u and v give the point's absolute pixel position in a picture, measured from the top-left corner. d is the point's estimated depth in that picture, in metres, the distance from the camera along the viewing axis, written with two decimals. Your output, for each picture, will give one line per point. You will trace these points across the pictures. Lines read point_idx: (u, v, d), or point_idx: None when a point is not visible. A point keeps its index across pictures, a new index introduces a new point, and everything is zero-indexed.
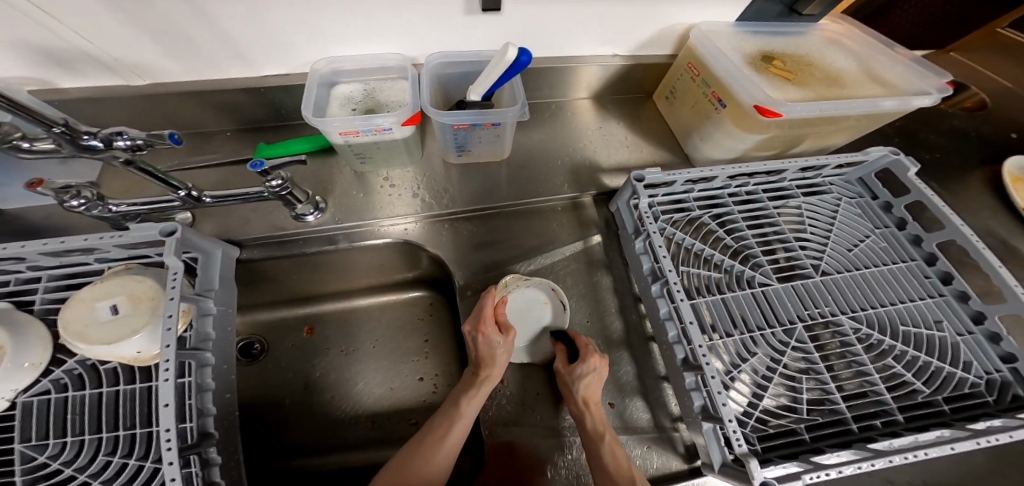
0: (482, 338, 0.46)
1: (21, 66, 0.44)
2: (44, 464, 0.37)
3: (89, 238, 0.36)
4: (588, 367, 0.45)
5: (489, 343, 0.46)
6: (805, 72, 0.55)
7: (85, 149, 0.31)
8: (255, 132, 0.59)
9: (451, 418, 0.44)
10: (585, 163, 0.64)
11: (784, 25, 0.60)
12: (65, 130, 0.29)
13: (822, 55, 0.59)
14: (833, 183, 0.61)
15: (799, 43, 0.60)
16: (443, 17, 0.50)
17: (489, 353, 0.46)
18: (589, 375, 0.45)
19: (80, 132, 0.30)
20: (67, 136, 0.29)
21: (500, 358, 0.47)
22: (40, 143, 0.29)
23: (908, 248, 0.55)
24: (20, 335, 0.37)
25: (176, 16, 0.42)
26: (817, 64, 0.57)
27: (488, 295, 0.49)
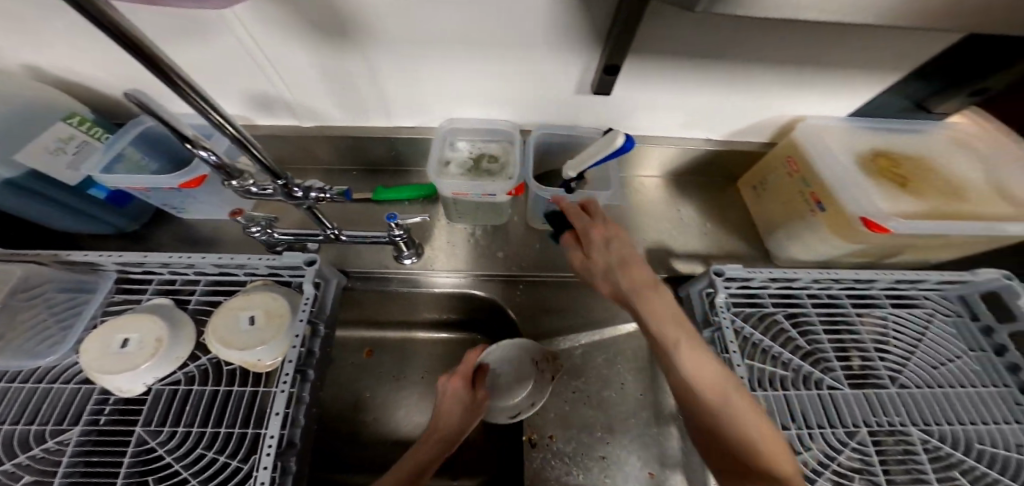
0: (450, 387, 0.48)
1: (233, 106, 0.56)
2: (151, 449, 0.42)
3: (250, 257, 0.46)
4: (682, 352, 0.36)
5: (453, 400, 0.48)
6: (923, 179, 0.53)
7: (291, 198, 0.38)
8: (374, 175, 0.67)
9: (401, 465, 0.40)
10: (659, 249, 0.65)
11: (904, 121, 0.58)
12: (285, 183, 0.36)
13: (946, 160, 0.56)
14: (928, 297, 0.60)
15: (917, 143, 0.58)
16: (559, 95, 0.57)
17: (449, 412, 0.47)
18: (686, 355, 0.36)
19: (292, 185, 0.36)
20: (284, 188, 0.36)
21: (454, 418, 0.46)
22: (263, 190, 0.37)
23: (1003, 374, 0.53)
24: (176, 331, 0.44)
25: (358, 77, 0.52)
26: (939, 171, 0.55)
27: (472, 351, 0.52)
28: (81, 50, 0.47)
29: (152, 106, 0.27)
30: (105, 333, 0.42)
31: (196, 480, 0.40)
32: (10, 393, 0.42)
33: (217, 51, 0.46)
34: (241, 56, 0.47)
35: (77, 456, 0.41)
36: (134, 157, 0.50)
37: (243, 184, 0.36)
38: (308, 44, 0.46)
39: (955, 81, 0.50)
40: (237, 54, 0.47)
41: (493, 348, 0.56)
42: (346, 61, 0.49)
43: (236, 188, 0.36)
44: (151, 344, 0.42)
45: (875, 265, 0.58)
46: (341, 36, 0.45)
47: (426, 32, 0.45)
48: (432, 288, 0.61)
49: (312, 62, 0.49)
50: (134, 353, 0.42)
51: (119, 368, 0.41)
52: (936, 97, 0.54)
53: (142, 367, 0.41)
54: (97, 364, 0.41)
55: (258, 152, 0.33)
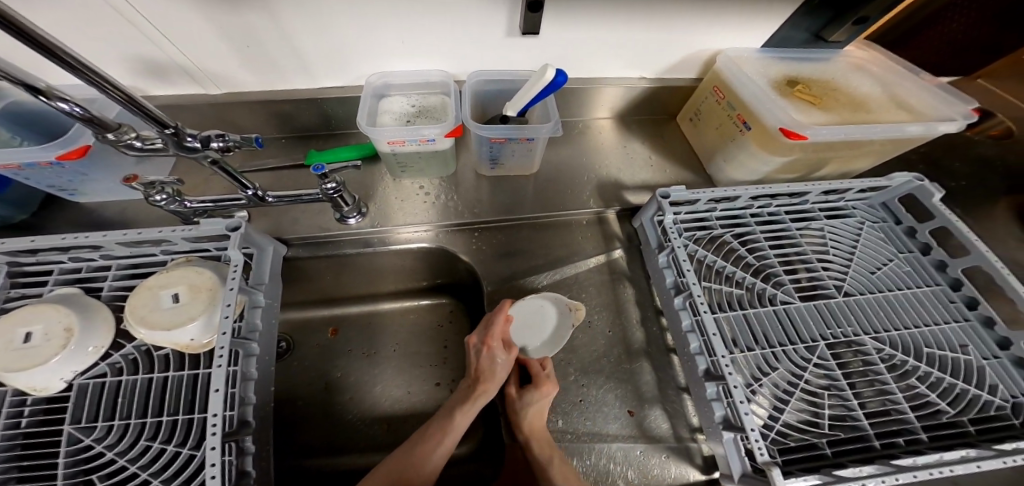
0: (487, 349, 0.50)
1: (122, 75, 0.49)
2: (88, 446, 0.39)
3: (163, 230, 0.40)
4: (537, 394, 0.47)
5: (493, 360, 0.49)
6: (829, 97, 0.56)
7: (185, 149, 0.34)
8: (305, 140, 0.63)
9: (443, 425, 0.47)
10: (610, 179, 0.67)
11: (810, 52, 0.60)
12: (174, 132, 0.33)
13: (847, 80, 0.59)
14: (856, 207, 0.62)
15: (824, 69, 0.60)
16: (486, 39, 0.54)
17: (492, 369, 0.49)
18: (535, 404, 0.47)
19: (184, 134, 0.33)
20: (174, 137, 0.33)
21: (501, 372, 0.49)
22: (151, 143, 0.33)
23: (933, 272, 0.56)
24: (89, 320, 0.40)
25: (259, 33, 0.47)
26: (844, 90, 0.58)
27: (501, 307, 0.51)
28: None
29: None
30: (3, 329, 0.38)
31: (144, 471, 0.38)
32: None
33: (76, 9, 0.40)
34: (109, 14, 0.41)
35: (8, 462, 0.37)
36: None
37: (121, 137, 0.31)
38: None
39: (839, 11, 0.53)
40: (100, 13, 0.41)
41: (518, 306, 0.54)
42: (241, 15, 0.44)
43: (113, 142, 0.31)
44: (60, 334, 0.39)
45: (806, 178, 0.61)
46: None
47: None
48: (386, 246, 0.59)
49: (199, 19, 0.43)
50: (40, 346, 0.38)
51: (24, 364, 0.37)
52: (826, 29, 0.57)
53: (52, 361, 0.37)
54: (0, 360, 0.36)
55: (140, 103, 0.30)
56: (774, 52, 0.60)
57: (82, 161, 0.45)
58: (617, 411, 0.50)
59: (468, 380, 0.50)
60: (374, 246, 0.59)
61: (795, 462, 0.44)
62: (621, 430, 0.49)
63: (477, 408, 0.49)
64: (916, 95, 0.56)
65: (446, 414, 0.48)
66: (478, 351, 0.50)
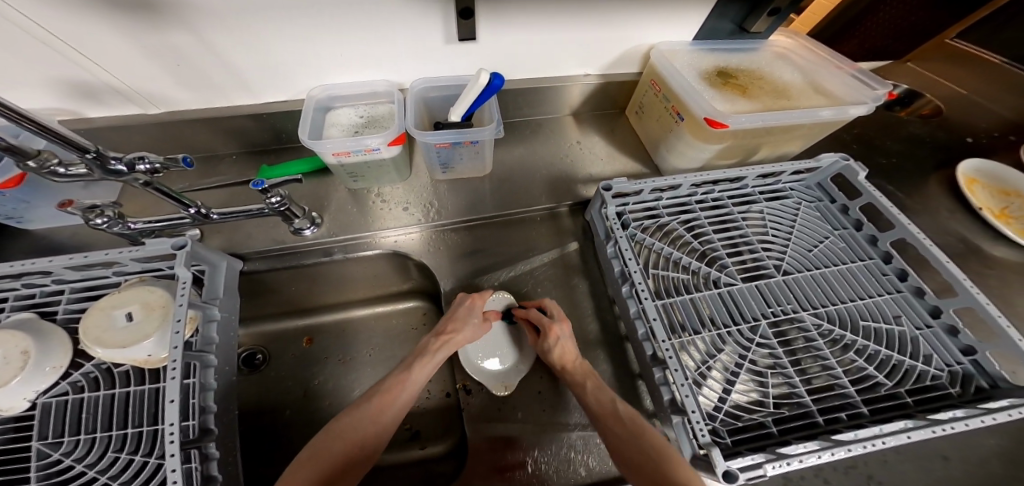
0: (468, 305, 0.54)
1: (54, 98, 0.50)
2: (59, 460, 0.40)
3: (109, 252, 0.41)
4: (551, 338, 0.50)
5: (469, 314, 0.54)
6: (755, 86, 0.59)
7: (112, 173, 0.36)
8: (258, 155, 0.64)
9: (401, 379, 0.47)
10: (563, 174, 0.69)
11: (736, 42, 0.64)
12: (96, 156, 0.34)
13: (771, 69, 0.63)
14: (794, 188, 0.66)
15: (750, 59, 0.64)
16: (423, 48, 0.56)
17: (463, 323, 0.53)
18: (557, 344, 0.50)
19: (108, 158, 0.34)
20: (97, 161, 0.34)
21: (467, 333, 0.53)
22: (74, 169, 0.34)
23: (866, 247, 0.59)
24: (45, 342, 0.42)
25: (189, 52, 0.48)
26: (769, 78, 0.61)
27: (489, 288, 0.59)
28: None
29: None
30: None
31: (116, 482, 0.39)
32: None
33: None
34: (30, 41, 0.42)
35: None
36: None
37: (45, 164, 0.32)
38: (115, 22, 0.42)
39: (755, 1, 0.56)
40: (24, 40, 0.42)
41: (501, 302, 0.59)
42: (168, 35, 0.45)
43: (37, 169, 0.32)
44: (17, 358, 0.40)
45: (745, 164, 0.64)
46: (146, 11, 0.42)
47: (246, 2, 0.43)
48: (346, 255, 0.61)
49: (122, 38, 0.44)
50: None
51: None
52: (748, 21, 0.60)
53: (13, 382, 0.39)
54: None
55: (55, 131, 0.30)
56: (703, 44, 0.63)
57: (18, 189, 0.46)
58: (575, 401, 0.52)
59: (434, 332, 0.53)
60: (333, 253, 0.60)
61: (745, 442, 0.45)
62: (581, 418, 0.51)
63: (436, 360, 0.50)
64: (834, 82, 0.60)
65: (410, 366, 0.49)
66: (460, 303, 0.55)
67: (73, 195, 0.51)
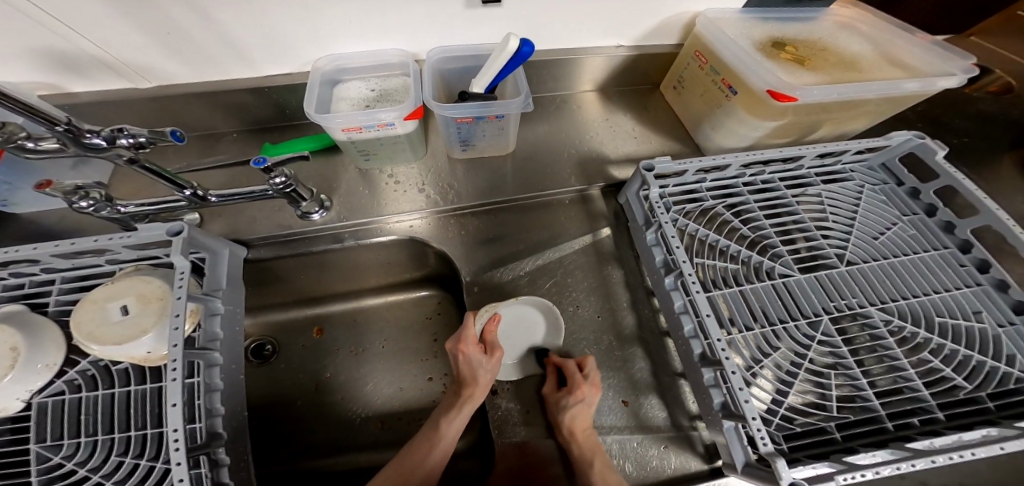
0: (463, 357, 0.47)
1: (35, 71, 0.45)
2: (58, 464, 0.37)
3: (99, 238, 0.37)
4: (574, 397, 0.43)
5: (473, 364, 0.47)
6: (818, 58, 0.52)
7: (89, 148, 0.31)
8: (262, 133, 0.59)
9: (429, 442, 0.45)
10: (591, 153, 0.63)
11: (794, 11, 0.57)
12: (68, 128, 0.29)
13: (835, 39, 0.55)
14: (855, 169, 0.59)
15: (810, 28, 0.57)
16: (443, 13, 0.50)
17: (474, 373, 0.47)
18: (577, 405, 0.43)
19: (83, 131, 0.30)
20: (71, 134, 0.29)
21: (484, 378, 0.47)
22: (45, 143, 0.29)
23: (941, 235, 0.53)
24: (36, 338, 0.38)
25: (179, 19, 0.43)
26: (833, 50, 0.54)
27: (473, 315, 0.50)
28: None
29: None
30: None
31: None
32: None
33: None
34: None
35: None
36: None
37: (10, 137, 0.27)
38: None
39: None
40: None
41: (510, 306, 0.53)
42: (155, 0, 0.40)
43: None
44: (5, 355, 0.36)
45: (800, 142, 0.57)
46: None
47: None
48: (363, 240, 0.56)
49: (103, 5, 0.39)
50: None
51: None
52: None
53: (6, 379, 0.35)
54: None
55: (24, 102, 0.25)
56: (753, 13, 0.56)
57: None
58: (610, 402, 0.48)
59: (455, 385, 0.49)
60: (344, 239, 0.56)
61: (802, 449, 0.41)
62: (616, 421, 0.47)
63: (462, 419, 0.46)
64: (909, 52, 0.53)
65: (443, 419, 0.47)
66: (456, 357, 0.48)
67: (63, 176, 0.46)
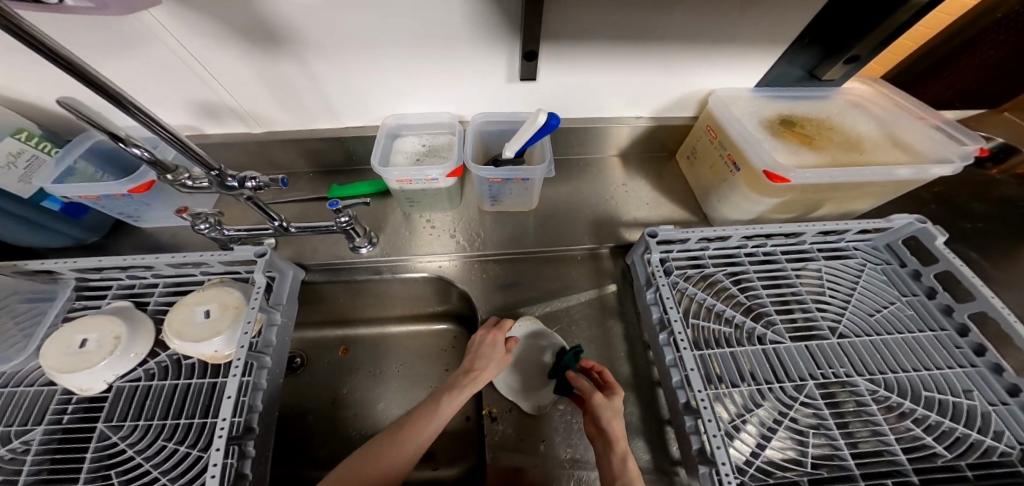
0: (490, 343, 0.54)
1: (186, 116, 0.58)
2: (114, 444, 0.44)
3: (203, 253, 0.48)
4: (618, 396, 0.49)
5: (493, 352, 0.53)
6: (823, 137, 0.57)
7: (226, 188, 0.41)
8: (330, 175, 0.70)
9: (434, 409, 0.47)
10: (607, 216, 0.69)
11: (805, 89, 0.63)
12: (217, 173, 0.40)
13: (843, 118, 0.61)
14: (858, 248, 0.62)
15: (820, 105, 0.62)
16: (493, 86, 0.60)
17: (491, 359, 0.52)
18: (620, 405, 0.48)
19: (226, 175, 0.40)
20: (218, 178, 0.40)
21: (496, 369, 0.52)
22: (199, 182, 0.40)
23: (939, 317, 0.54)
24: (134, 330, 0.47)
25: (295, 80, 0.55)
26: (839, 129, 0.59)
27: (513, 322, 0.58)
28: (32, 81, 0.49)
29: (81, 111, 0.30)
30: (64, 336, 0.45)
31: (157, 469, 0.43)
32: None
33: (152, 65, 0.49)
34: (174, 62, 0.49)
35: (43, 455, 0.43)
36: (87, 170, 0.51)
37: (178, 177, 0.39)
38: (240, 52, 0.49)
39: (831, 48, 0.55)
40: (174, 65, 0.50)
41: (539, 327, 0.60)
42: (280, 64, 0.52)
43: (172, 181, 0.39)
44: (109, 341, 0.45)
45: (800, 219, 0.62)
46: (269, 40, 0.48)
47: (351, 35, 0.49)
48: (397, 274, 0.64)
49: (243, 65, 0.51)
50: (94, 350, 0.45)
51: (76, 367, 0.43)
52: (821, 66, 0.58)
53: (99, 365, 0.44)
54: (57, 364, 0.43)
55: (189, 147, 0.36)
56: (769, 91, 0.63)
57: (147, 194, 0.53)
58: None
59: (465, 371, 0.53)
60: (383, 272, 0.64)
61: None
62: None
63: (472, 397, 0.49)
64: (914, 134, 0.57)
65: (449, 394, 0.49)
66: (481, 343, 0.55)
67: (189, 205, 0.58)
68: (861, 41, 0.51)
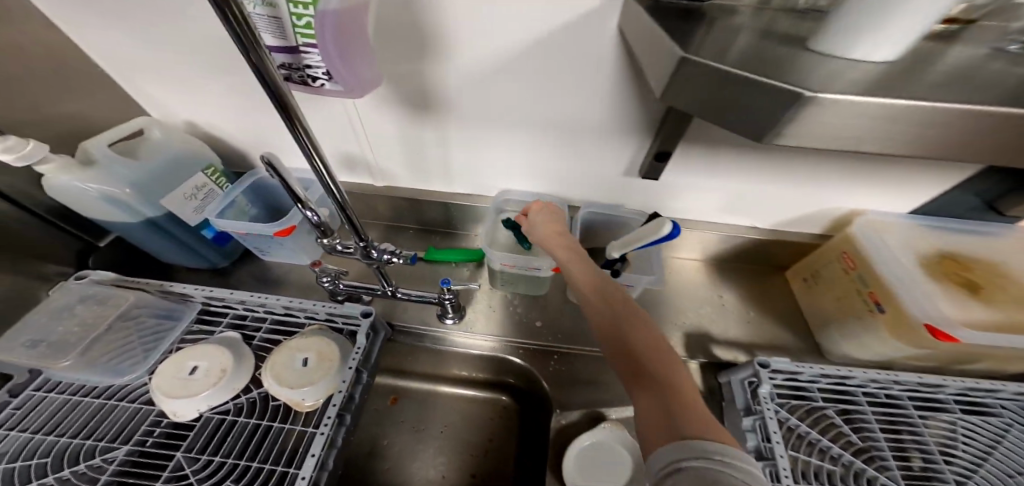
0: None
1: (328, 164, 0.66)
2: (185, 476, 0.44)
3: (316, 304, 0.52)
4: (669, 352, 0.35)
5: None
6: (995, 287, 0.51)
7: (367, 257, 0.44)
8: (428, 235, 0.74)
9: None
10: (698, 328, 0.65)
11: (969, 222, 0.57)
12: (366, 245, 0.42)
13: (1017, 263, 0.53)
14: (1007, 405, 0.52)
15: (991, 244, 0.56)
16: (606, 178, 0.61)
17: None
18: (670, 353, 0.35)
19: (372, 247, 0.43)
20: (364, 249, 0.43)
21: None
22: (346, 248, 0.43)
23: None
24: (238, 363, 0.49)
25: (432, 146, 0.60)
26: (1016, 276, 0.52)
27: None
28: (231, 115, 0.60)
29: (281, 170, 0.36)
30: (179, 359, 0.48)
31: None
32: (80, 407, 0.47)
33: (322, 119, 0.57)
34: (341, 116, 0.56)
35: (113, 474, 0.43)
36: (242, 204, 0.59)
37: (332, 242, 0.42)
38: (399, 118, 0.56)
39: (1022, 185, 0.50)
40: (340, 120, 0.57)
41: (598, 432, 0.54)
42: (425, 130, 0.57)
43: (326, 246, 0.42)
44: (215, 373, 0.48)
45: (938, 373, 0.55)
46: (426, 109, 0.54)
47: (499, 116, 0.53)
48: (454, 346, 0.65)
49: (395, 126, 0.57)
50: (200, 378, 0.47)
51: (182, 392, 0.46)
52: (1006, 199, 0.52)
53: (202, 394, 0.46)
54: (167, 386, 0.46)
55: (351, 217, 0.40)
56: (926, 224, 0.57)
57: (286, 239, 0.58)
58: None
59: None
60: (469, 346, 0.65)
61: None
62: None
63: None
64: None
65: None
66: None
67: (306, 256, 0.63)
68: None
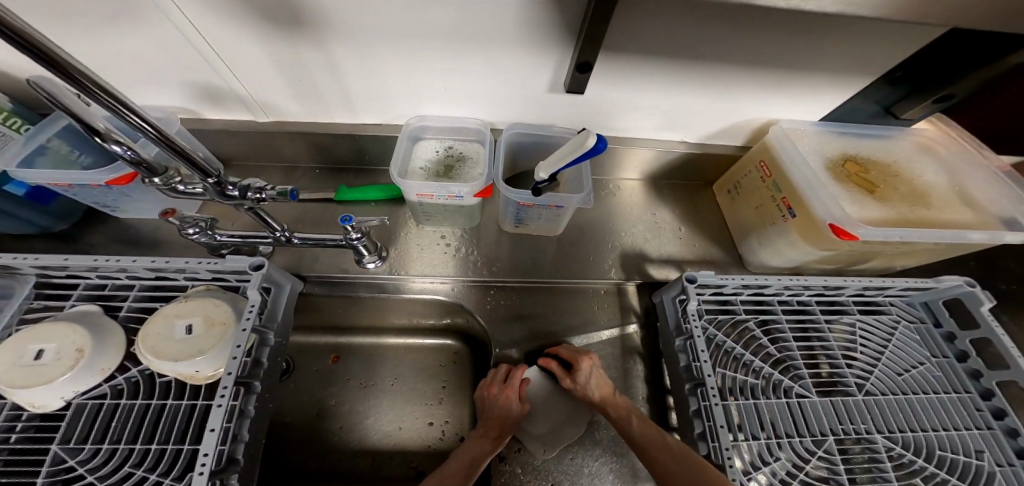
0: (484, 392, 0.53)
1: (186, 99, 0.53)
2: (70, 467, 0.38)
3: (188, 260, 0.42)
4: (585, 370, 0.50)
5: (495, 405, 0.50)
6: (888, 185, 0.53)
7: (223, 196, 0.38)
8: (338, 173, 0.65)
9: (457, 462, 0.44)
10: (633, 250, 0.65)
11: (873, 128, 0.58)
12: (217, 182, 0.36)
13: (911, 165, 0.56)
14: (894, 303, 0.58)
15: (886, 148, 0.58)
16: (529, 94, 0.54)
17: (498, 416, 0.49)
18: (590, 376, 0.50)
19: (226, 184, 0.36)
20: (217, 186, 0.36)
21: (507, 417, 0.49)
22: (191, 187, 0.37)
23: (964, 379, 0.52)
24: (103, 340, 0.41)
25: (313, 69, 0.49)
26: (904, 176, 0.55)
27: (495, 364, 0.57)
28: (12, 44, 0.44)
29: (61, 98, 0.25)
30: (21, 342, 0.39)
31: None
32: None
33: (147, 40, 0.43)
34: (175, 37, 0.43)
35: None
36: (61, 149, 0.48)
37: (167, 181, 0.36)
38: (255, 34, 0.43)
39: (915, 89, 0.50)
40: (181, 45, 0.44)
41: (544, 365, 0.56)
42: (298, 49, 0.46)
43: (159, 182, 0.35)
44: (71, 354, 0.39)
45: (844, 271, 0.59)
46: (292, 24, 0.42)
47: (383, 26, 0.43)
48: (409, 293, 0.60)
49: (255, 48, 0.45)
50: (50, 363, 0.39)
51: (30, 382, 0.37)
52: (900, 105, 0.53)
53: (61, 378, 0.38)
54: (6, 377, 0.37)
55: (190, 154, 0.32)
56: (835, 124, 0.58)
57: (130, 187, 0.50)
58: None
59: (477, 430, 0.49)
60: (442, 293, 0.60)
61: None
62: None
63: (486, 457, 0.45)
64: (984, 190, 0.53)
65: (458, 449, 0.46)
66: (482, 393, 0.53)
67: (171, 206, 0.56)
68: (956, 83, 0.46)
